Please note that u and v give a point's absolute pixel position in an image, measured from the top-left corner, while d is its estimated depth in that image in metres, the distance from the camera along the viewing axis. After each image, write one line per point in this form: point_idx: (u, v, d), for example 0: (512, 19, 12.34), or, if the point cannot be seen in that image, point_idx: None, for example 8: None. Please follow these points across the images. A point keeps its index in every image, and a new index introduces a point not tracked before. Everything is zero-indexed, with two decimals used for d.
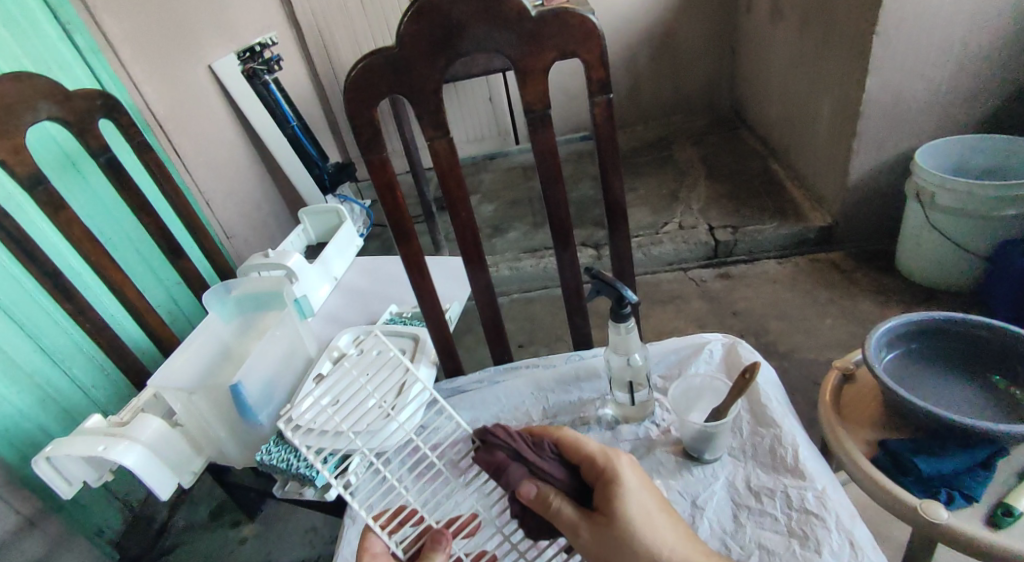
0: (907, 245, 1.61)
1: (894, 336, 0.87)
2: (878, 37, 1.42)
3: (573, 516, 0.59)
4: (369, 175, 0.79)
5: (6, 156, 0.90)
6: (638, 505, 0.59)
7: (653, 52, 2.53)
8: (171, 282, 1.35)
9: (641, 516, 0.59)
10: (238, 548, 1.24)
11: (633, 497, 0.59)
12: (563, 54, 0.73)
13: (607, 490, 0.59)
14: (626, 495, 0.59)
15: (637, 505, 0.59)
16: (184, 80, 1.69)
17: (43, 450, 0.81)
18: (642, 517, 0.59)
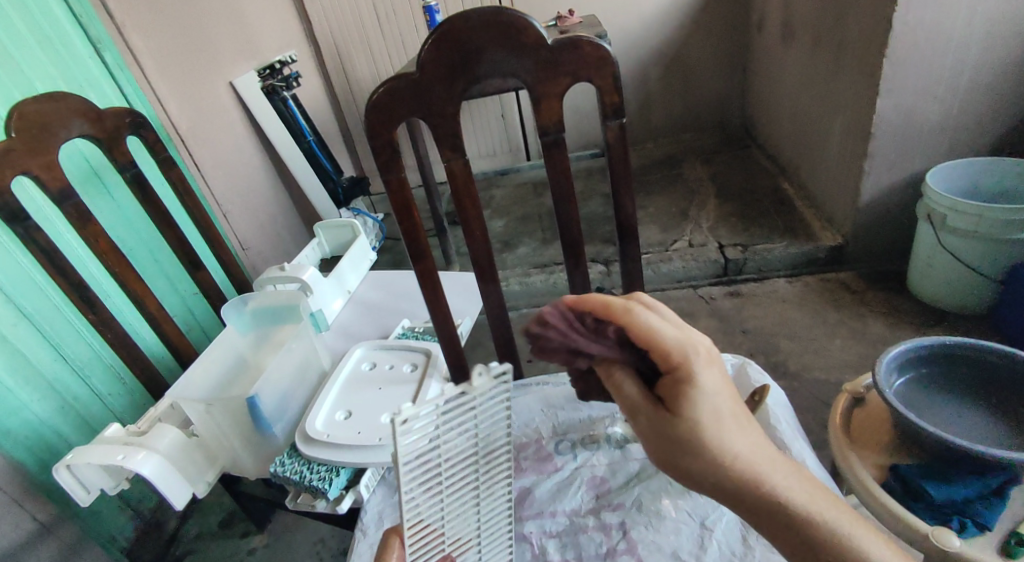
0: (919, 267, 1.60)
1: (905, 360, 0.87)
2: (888, 60, 1.43)
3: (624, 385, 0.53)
4: (387, 194, 0.81)
5: (38, 172, 0.93)
6: (720, 386, 0.50)
7: (664, 71, 2.55)
8: (188, 293, 1.38)
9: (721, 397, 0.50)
10: (248, 557, 1.25)
11: (721, 373, 0.51)
12: (578, 79, 0.75)
13: (700, 347, 0.51)
14: (715, 365, 0.51)
15: (720, 386, 0.50)
16: (206, 96, 1.74)
17: (64, 458, 0.82)
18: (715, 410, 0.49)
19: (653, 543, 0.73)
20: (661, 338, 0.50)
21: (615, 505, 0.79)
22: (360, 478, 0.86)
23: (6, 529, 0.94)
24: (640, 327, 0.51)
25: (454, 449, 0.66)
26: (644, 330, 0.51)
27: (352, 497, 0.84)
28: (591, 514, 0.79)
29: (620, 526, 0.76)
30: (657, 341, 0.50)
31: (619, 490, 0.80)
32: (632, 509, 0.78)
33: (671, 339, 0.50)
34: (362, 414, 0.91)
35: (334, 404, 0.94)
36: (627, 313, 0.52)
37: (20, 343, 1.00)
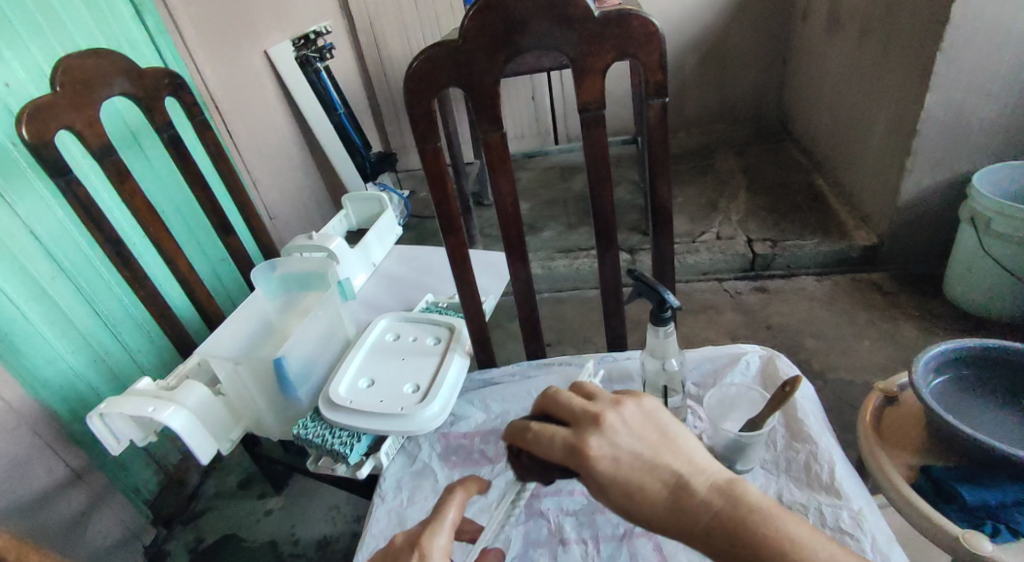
0: (956, 271, 1.56)
1: (944, 360, 0.85)
2: (942, 54, 1.38)
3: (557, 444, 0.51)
4: (421, 164, 0.81)
5: (81, 128, 0.95)
6: (630, 450, 0.48)
7: (700, 59, 2.50)
8: (216, 257, 1.40)
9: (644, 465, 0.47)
10: (264, 518, 1.28)
11: (620, 440, 0.49)
12: (622, 55, 0.74)
13: (595, 427, 0.50)
14: (613, 440, 0.48)
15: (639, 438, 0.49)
16: (240, 63, 1.74)
17: (97, 407, 0.85)
18: (642, 471, 0.47)
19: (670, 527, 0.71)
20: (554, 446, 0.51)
21: None
22: (380, 446, 0.87)
23: (39, 473, 0.98)
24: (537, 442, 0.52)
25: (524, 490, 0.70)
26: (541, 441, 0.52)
27: (372, 464, 0.85)
28: None
29: None
30: (555, 450, 0.50)
31: None
32: None
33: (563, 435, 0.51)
34: (385, 383, 0.91)
35: (357, 371, 0.95)
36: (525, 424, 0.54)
37: (56, 296, 1.03)
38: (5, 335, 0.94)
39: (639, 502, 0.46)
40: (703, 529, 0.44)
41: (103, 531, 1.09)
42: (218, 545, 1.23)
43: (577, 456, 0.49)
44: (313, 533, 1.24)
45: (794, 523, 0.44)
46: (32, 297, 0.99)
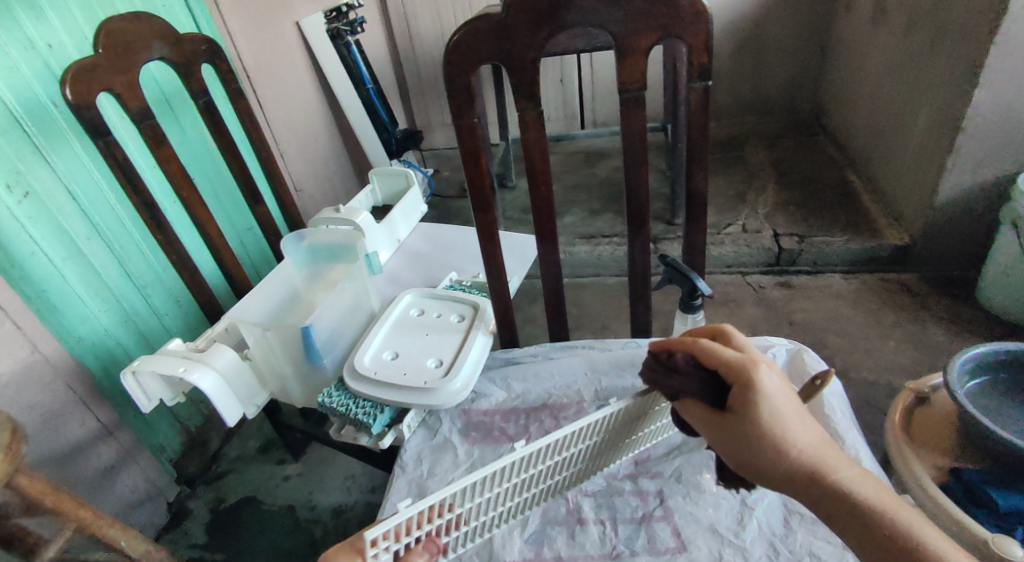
0: (992, 275, 1.52)
1: (980, 363, 0.83)
2: (996, 47, 1.33)
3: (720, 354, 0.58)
4: (457, 139, 0.80)
5: (121, 90, 0.96)
6: (787, 393, 0.55)
7: (735, 47, 2.44)
8: (244, 226, 1.41)
9: (798, 415, 0.54)
10: (282, 483, 1.31)
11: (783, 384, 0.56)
12: (667, 35, 0.72)
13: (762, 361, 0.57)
14: (780, 383, 0.55)
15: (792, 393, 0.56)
16: (273, 33, 1.74)
17: (130, 365, 0.87)
18: (794, 420, 0.54)
19: (690, 514, 0.71)
20: (724, 355, 0.58)
21: (653, 473, 0.76)
22: (402, 418, 0.87)
23: (72, 426, 1.00)
24: (710, 350, 0.59)
25: (575, 442, 0.70)
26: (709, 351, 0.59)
27: (394, 435, 0.86)
28: (628, 479, 0.76)
29: (657, 494, 0.74)
30: (722, 361, 0.57)
31: (658, 460, 0.78)
32: (671, 479, 0.75)
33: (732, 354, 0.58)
34: (408, 357, 0.92)
35: (381, 343, 0.95)
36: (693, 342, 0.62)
37: (91, 257, 1.05)
38: (43, 291, 0.96)
39: (784, 435, 0.53)
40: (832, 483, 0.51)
41: (129, 486, 1.12)
42: (238, 506, 1.26)
43: (743, 370, 0.56)
44: (330, 501, 1.27)
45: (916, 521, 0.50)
46: (69, 256, 1.01)
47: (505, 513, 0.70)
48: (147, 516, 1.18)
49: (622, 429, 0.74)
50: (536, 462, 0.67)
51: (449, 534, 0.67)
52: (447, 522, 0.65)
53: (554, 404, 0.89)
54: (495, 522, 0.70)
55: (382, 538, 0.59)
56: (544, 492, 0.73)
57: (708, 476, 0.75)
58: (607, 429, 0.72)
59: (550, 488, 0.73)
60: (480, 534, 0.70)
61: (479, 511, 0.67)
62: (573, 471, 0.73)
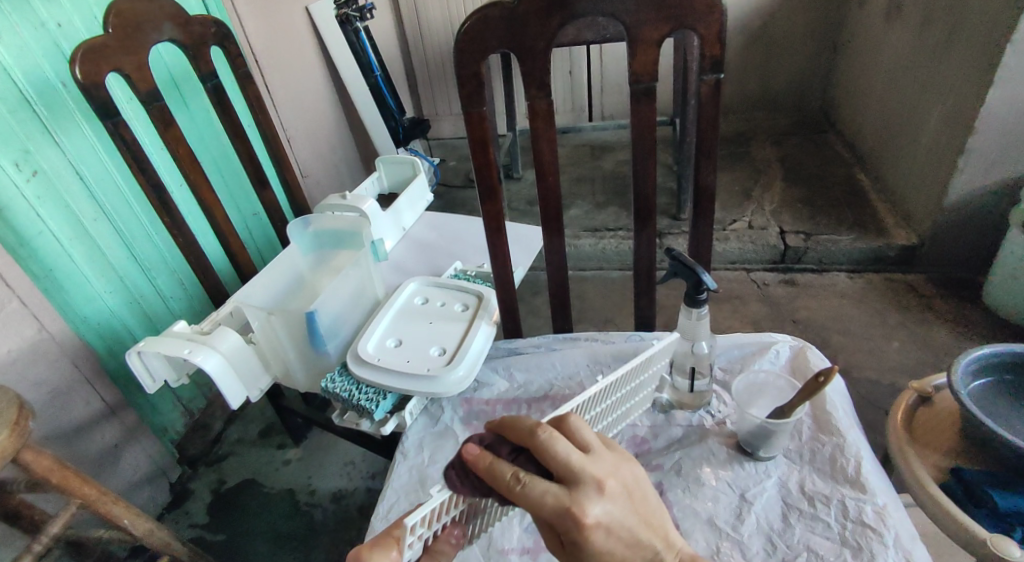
0: (999, 278, 1.51)
1: (986, 364, 0.83)
2: (1012, 47, 1.31)
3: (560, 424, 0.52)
4: (465, 128, 0.80)
5: (130, 70, 0.95)
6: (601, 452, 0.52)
7: (746, 42, 2.42)
8: (250, 211, 1.41)
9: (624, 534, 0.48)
10: (283, 468, 1.32)
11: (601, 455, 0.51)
12: (679, 27, 0.72)
13: (591, 490, 0.47)
14: (611, 505, 0.47)
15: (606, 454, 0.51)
16: (282, 17, 1.73)
17: (135, 345, 0.87)
18: (625, 533, 0.48)
19: (689, 507, 0.70)
20: (547, 509, 0.46)
21: (653, 466, 0.76)
22: (405, 405, 0.88)
23: (77, 405, 1.01)
24: (528, 501, 0.47)
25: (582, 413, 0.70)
26: (531, 502, 0.46)
27: (396, 421, 0.87)
28: None
29: (656, 486, 0.73)
30: (545, 511, 0.46)
31: (658, 452, 0.77)
32: (671, 472, 0.74)
33: (557, 503, 0.46)
34: (411, 344, 0.93)
35: (385, 331, 0.96)
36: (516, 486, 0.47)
37: (97, 237, 1.05)
38: (50, 271, 0.97)
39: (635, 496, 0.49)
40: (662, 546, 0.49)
41: (131, 466, 1.13)
42: (239, 489, 1.27)
43: (571, 522, 0.45)
44: (330, 486, 1.27)
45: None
46: (76, 237, 1.02)
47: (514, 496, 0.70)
48: (149, 497, 1.19)
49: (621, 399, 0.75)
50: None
51: (470, 521, 0.65)
52: (467, 511, 0.64)
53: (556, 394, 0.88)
54: (503, 511, 0.70)
55: (418, 524, 0.56)
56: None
57: (708, 470, 0.74)
58: (610, 400, 0.73)
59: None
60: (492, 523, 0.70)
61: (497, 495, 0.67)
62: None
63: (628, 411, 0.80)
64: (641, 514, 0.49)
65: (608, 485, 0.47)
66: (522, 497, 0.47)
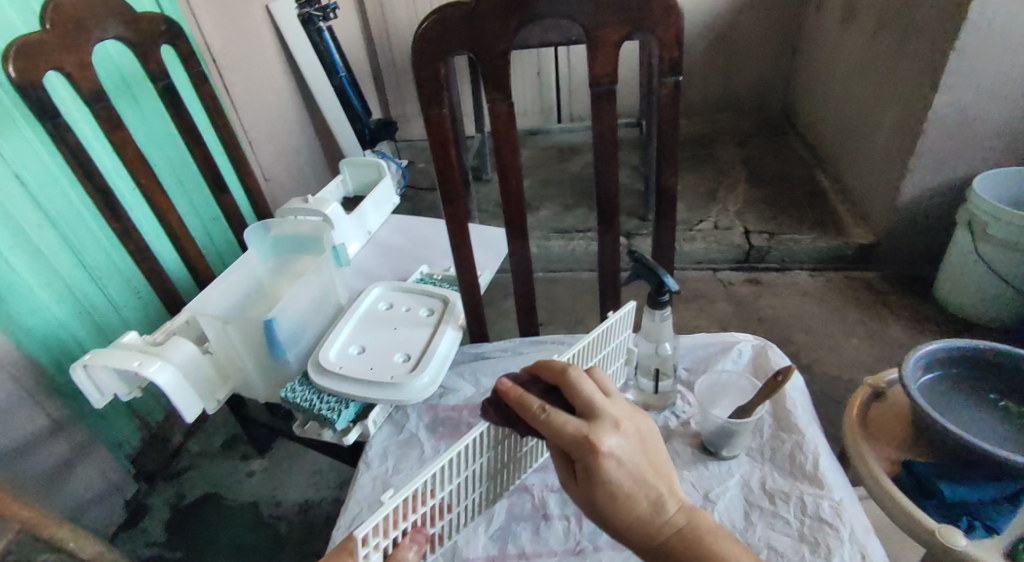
0: (949, 274, 1.57)
1: (935, 359, 0.86)
2: (956, 53, 1.36)
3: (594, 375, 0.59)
4: (425, 130, 0.79)
5: (71, 69, 0.91)
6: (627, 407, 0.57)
7: (710, 45, 2.46)
8: (209, 216, 1.37)
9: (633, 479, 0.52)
10: (246, 480, 1.28)
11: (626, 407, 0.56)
12: (638, 29, 0.72)
13: (608, 425, 0.53)
14: (623, 440, 0.53)
15: (628, 406, 0.57)
16: (241, 16, 1.69)
17: (81, 359, 0.83)
18: (636, 475, 0.52)
19: None
20: (568, 434, 0.52)
21: None
22: (368, 414, 0.86)
23: (21, 421, 0.97)
24: (552, 427, 0.53)
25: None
26: (551, 428, 0.53)
27: (359, 431, 0.85)
28: None
29: None
30: (566, 438, 0.52)
31: None
32: None
33: (576, 430, 0.52)
34: (375, 351, 0.91)
35: (348, 338, 0.94)
36: (542, 413, 0.54)
37: (42, 245, 1.00)
38: None
39: (645, 445, 0.54)
40: (670, 508, 0.52)
41: (82, 483, 1.09)
42: (200, 503, 1.23)
43: (588, 451, 0.51)
44: (296, 497, 1.24)
45: (733, 546, 0.51)
46: (19, 246, 0.97)
47: (480, 497, 0.68)
48: (102, 515, 1.14)
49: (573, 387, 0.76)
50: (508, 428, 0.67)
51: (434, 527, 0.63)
52: (431, 511, 0.62)
53: None
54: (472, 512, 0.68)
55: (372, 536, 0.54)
56: (511, 474, 0.72)
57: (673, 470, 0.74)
58: None
59: (514, 468, 0.73)
60: (461, 523, 0.68)
61: (463, 494, 0.65)
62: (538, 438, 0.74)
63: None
64: (652, 460, 0.53)
65: (624, 426, 0.54)
66: (546, 424, 0.54)
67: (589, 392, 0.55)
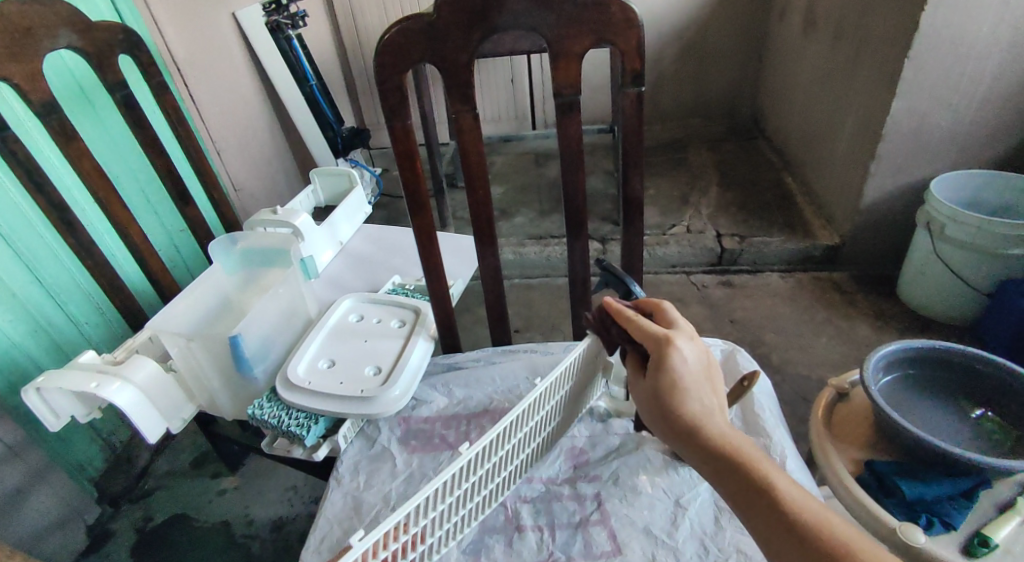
0: (910, 274, 1.61)
1: (895, 359, 0.88)
2: (909, 61, 1.41)
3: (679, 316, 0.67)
4: (390, 141, 0.79)
5: (21, 81, 0.88)
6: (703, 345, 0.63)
7: (680, 51, 2.49)
8: (175, 229, 1.34)
9: (693, 380, 0.56)
10: (217, 498, 1.25)
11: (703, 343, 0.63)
12: (599, 41, 0.73)
13: (686, 335, 0.60)
14: (696, 350, 0.58)
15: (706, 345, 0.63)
16: (206, 25, 1.66)
17: (35, 381, 0.81)
18: (696, 380, 0.56)
19: (626, 516, 0.70)
20: (647, 330, 0.60)
21: (591, 476, 0.76)
22: (338, 428, 0.85)
23: None
24: (634, 324, 0.62)
25: (516, 430, 0.69)
26: (637, 322, 0.62)
27: (329, 446, 0.83)
28: (567, 483, 0.76)
29: (594, 497, 0.73)
30: (647, 330, 0.60)
31: (597, 463, 0.77)
32: (609, 482, 0.74)
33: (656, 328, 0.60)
34: (345, 364, 0.89)
35: (317, 351, 0.92)
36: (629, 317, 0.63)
37: None
38: None
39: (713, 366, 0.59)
40: (720, 419, 0.54)
41: (41, 507, 1.05)
42: (168, 524, 1.20)
43: (664, 340, 0.58)
44: (268, 514, 1.22)
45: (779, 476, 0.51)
46: None
47: (459, 525, 0.67)
48: (64, 539, 1.10)
49: (551, 414, 0.76)
50: (483, 460, 0.66)
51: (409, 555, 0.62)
52: (407, 541, 0.61)
53: (496, 409, 0.87)
54: (450, 537, 0.67)
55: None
56: (490, 499, 0.71)
57: (645, 477, 0.74)
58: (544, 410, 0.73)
59: (493, 493, 0.72)
60: (438, 553, 0.66)
61: (441, 521, 0.64)
62: (518, 465, 0.73)
63: (562, 426, 0.80)
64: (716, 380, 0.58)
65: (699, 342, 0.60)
66: (631, 323, 0.63)
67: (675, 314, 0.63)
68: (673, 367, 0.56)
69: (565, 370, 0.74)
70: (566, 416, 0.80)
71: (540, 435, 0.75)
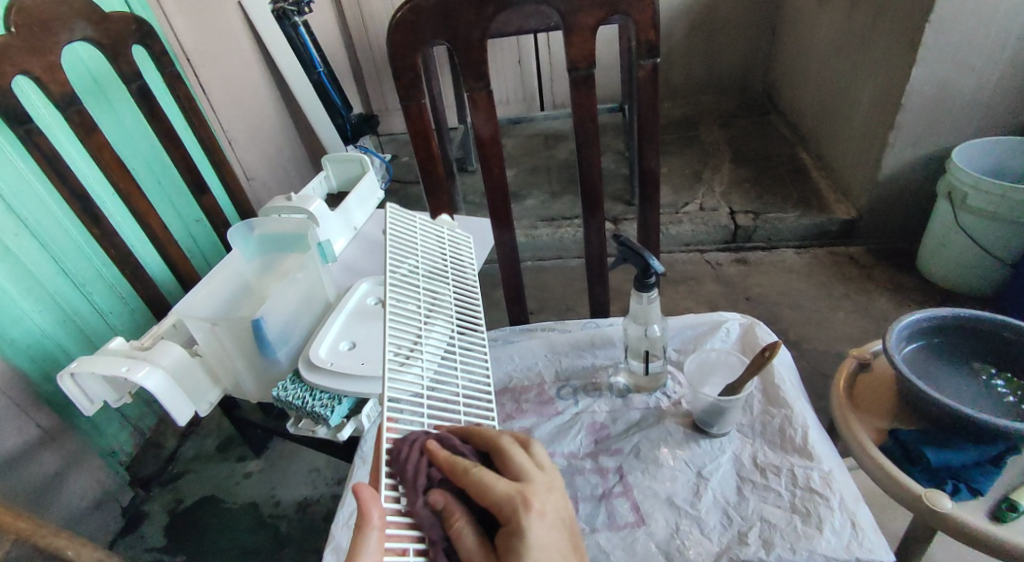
0: (931, 246, 1.59)
1: (917, 329, 0.87)
2: (931, 26, 1.37)
3: (517, 447, 0.59)
4: (405, 122, 0.79)
5: (40, 73, 0.89)
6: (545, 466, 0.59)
7: (689, 28, 2.45)
8: (191, 218, 1.36)
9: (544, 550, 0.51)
10: (244, 481, 1.28)
11: (539, 469, 0.58)
12: (615, 12, 0.72)
13: (540, 491, 0.55)
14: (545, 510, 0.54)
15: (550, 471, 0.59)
16: (213, 12, 1.66)
17: (68, 367, 0.83)
18: (547, 549, 0.52)
19: (648, 488, 0.71)
20: (496, 489, 0.53)
21: (613, 450, 0.76)
22: (361, 408, 0.86)
23: (10, 433, 0.96)
24: (481, 482, 0.54)
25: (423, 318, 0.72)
26: (483, 483, 0.54)
27: (353, 426, 0.85)
28: (589, 457, 0.76)
29: (616, 471, 0.73)
30: (495, 494, 0.53)
31: (617, 437, 0.77)
32: (630, 455, 0.75)
33: (507, 484, 0.54)
34: (366, 345, 0.90)
35: (339, 332, 0.93)
36: (468, 471, 0.55)
37: (21, 254, 0.99)
38: None
39: (563, 512, 0.56)
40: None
41: (76, 492, 1.08)
42: (198, 506, 1.23)
43: (513, 510, 0.52)
44: (295, 495, 1.25)
45: None
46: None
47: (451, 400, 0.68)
48: (98, 522, 1.14)
49: (448, 302, 0.78)
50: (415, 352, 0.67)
51: None
52: None
53: (515, 387, 0.87)
54: None
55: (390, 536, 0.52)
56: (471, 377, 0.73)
57: (666, 449, 0.75)
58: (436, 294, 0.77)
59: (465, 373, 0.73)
60: None
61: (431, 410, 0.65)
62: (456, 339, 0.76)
63: (467, 295, 0.83)
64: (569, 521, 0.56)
65: (549, 496, 0.55)
66: (474, 482, 0.54)
67: (519, 464, 0.57)
68: (527, 539, 0.51)
69: (397, 250, 0.75)
70: (463, 292, 0.83)
71: (449, 307, 0.78)
